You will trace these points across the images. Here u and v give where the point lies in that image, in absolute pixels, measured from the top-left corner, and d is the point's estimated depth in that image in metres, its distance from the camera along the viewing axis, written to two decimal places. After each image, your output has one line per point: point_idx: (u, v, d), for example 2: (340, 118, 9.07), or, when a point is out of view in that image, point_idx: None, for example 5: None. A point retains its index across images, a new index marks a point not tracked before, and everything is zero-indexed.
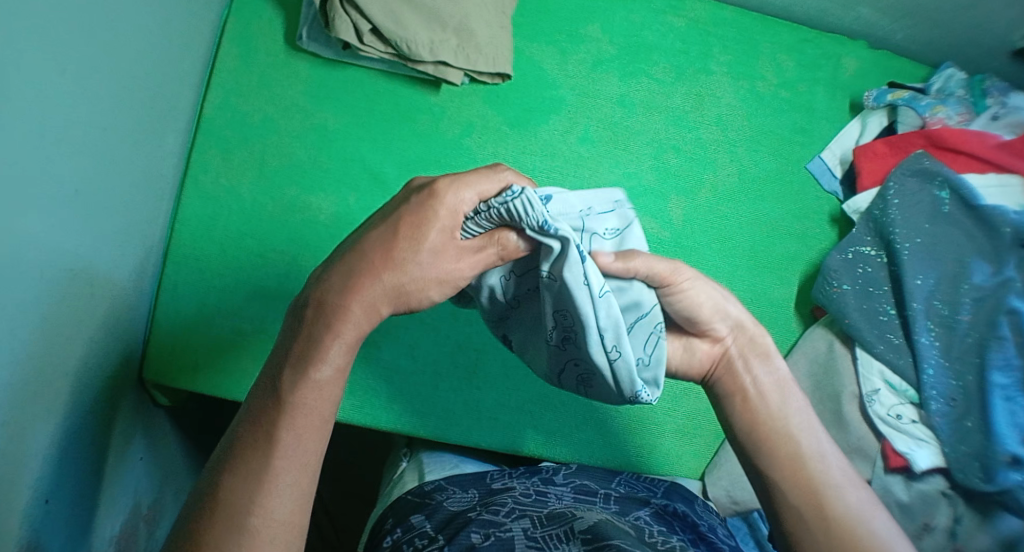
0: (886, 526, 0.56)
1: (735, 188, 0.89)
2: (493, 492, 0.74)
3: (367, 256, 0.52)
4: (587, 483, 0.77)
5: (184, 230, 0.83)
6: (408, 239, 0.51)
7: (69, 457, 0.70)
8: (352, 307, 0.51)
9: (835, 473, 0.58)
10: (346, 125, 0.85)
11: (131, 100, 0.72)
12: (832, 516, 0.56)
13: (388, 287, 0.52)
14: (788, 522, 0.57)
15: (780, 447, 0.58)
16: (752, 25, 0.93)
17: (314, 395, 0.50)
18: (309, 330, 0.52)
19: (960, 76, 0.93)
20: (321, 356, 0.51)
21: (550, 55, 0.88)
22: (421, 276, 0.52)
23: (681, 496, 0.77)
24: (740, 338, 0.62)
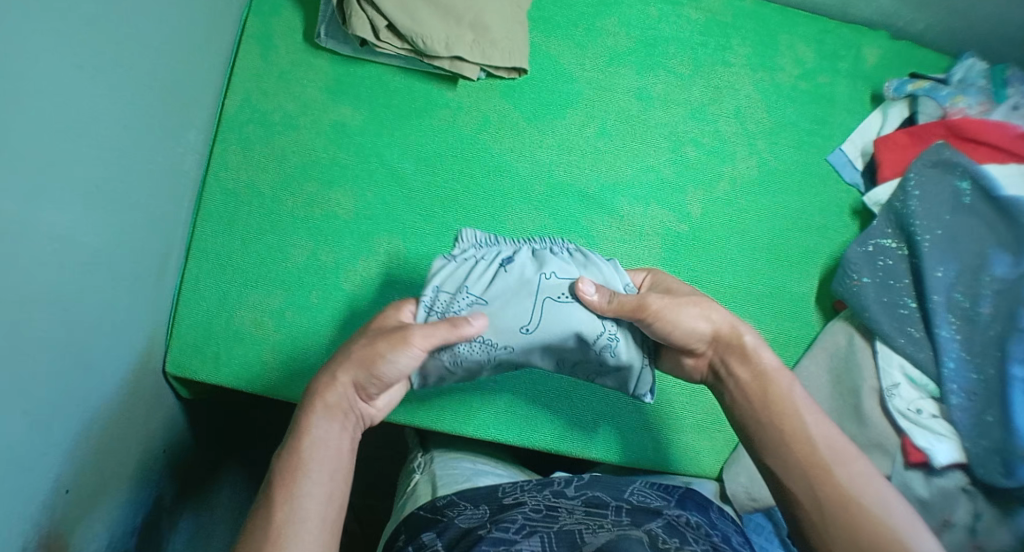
0: (890, 499, 0.58)
1: (754, 181, 0.88)
2: (504, 507, 0.73)
3: (353, 350, 0.62)
4: (599, 496, 0.76)
5: (206, 224, 0.84)
6: (387, 345, 0.61)
7: (95, 448, 0.72)
8: (336, 388, 0.61)
9: (824, 452, 0.60)
10: (364, 120, 0.86)
11: (153, 97, 0.73)
12: (826, 495, 0.58)
13: (369, 377, 0.61)
14: (791, 503, 0.60)
15: (768, 435, 0.62)
16: (772, 17, 0.93)
17: (319, 461, 0.58)
18: (307, 412, 0.60)
19: (980, 66, 0.91)
20: (314, 432, 0.59)
21: (567, 50, 0.88)
22: (393, 356, 0.61)
23: (695, 504, 0.77)
24: (718, 346, 0.67)
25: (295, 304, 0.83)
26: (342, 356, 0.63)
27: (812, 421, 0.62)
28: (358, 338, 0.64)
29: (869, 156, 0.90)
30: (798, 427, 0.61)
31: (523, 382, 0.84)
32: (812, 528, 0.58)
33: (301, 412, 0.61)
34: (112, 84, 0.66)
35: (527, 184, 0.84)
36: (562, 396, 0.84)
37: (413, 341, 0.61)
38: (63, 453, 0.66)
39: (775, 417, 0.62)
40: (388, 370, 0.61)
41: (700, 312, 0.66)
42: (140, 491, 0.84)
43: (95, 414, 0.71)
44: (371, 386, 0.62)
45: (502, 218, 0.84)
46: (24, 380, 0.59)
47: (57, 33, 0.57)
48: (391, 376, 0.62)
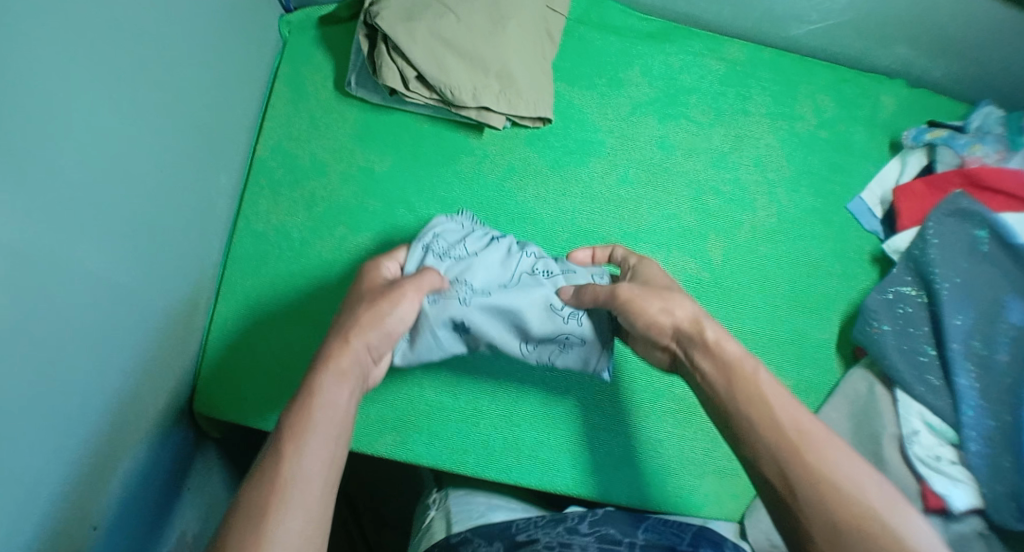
0: (880, 489, 0.52)
1: (775, 228, 0.89)
2: (517, 544, 0.74)
3: (354, 314, 0.64)
4: (612, 531, 0.75)
5: (236, 266, 0.86)
6: (376, 314, 0.64)
7: (122, 487, 0.73)
8: (349, 350, 0.62)
9: (804, 438, 0.54)
10: (392, 167, 0.88)
11: (186, 140, 0.75)
12: (802, 486, 0.52)
13: (377, 335, 0.64)
14: (767, 497, 0.55)
15: (738, 427, 0.57)
16: (791, 66, 0.94)
17: (329, 415, 0.58)
18: (316, 377, 0.60)
19: (996, 113, 0.93)
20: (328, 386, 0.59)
21: (590, 99, 0.90)
22: (399, 313, 0.65)
23: (710, 541, 0.76)
24: (683, 332, 0.64)
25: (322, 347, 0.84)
26: (342, 321, 0.65)
27: (787, 408, 0.56)
28: (361, 306, 0.65)
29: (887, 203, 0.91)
30: (763, 409, 0.57)
31: (547, 427, 0.85)
32: (793, 518, 0.52)
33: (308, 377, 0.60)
34: (143, 129, 0.68)
35: (551, 231, 0.86)
36: (584, 442, 0.85)
37: (409, 292, 0.66)
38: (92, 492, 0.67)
39: (746, 402, 0.58)
40: (393, 326, 0.65)
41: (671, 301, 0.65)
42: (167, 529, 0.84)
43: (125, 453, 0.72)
44: (378, 345, 0.64)
45: None
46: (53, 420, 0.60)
47: (84, 79, 0.59)
48: (397, 330, 0.65)
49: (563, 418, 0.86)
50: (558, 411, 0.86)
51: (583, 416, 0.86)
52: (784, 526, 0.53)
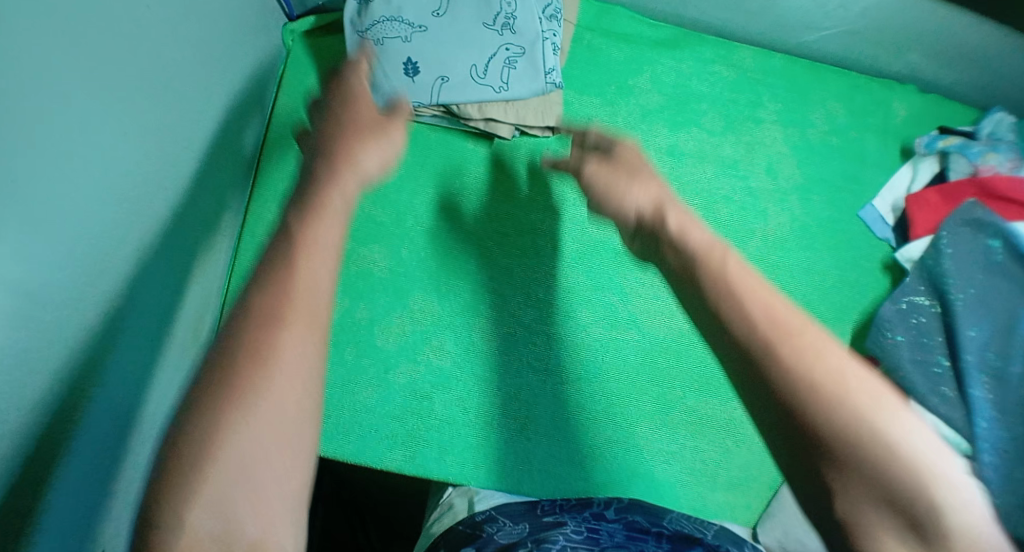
0: (913, 429, 0.40)
1: (788, 237, 0.88)
2: (544, 526, 0.69)
3: (333, 148, 0.57)
4: (639, 520, 0.72)
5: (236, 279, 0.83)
6: (374, 127, 0.60)
7: None
8: (362, 153, 0.57)
9: (802, 337, 0.43)
10: (398, 179, 0.86)
11: (207, 160, 0.73)
12: (808, 379, 0.41)
13: (354, 180, 0.54)
14: (756, 372, 0.43)
15: (717, 306, 0.47)
16: (802, 73, 0.93)
17: (310, 332, 0.44)
18: (291, 213, 0.49)
19: (1008, 120, 0.92)
20: (290, 304, 0.44)
21: (599, 107, 0.87)
22: (387, 113, 0.63)
23: (730, 539, 0.74)
24: (651, 222, 0.59)
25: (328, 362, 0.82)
26: (324, 145, 0.58)
27: (761, 288, 0.47)
28: (333, 99, 0.64)
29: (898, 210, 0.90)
30: (736, 307, 0.46)
31: (556, 441, 0.80)
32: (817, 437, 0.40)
33: (299, 205, 0.50)
34: (173, 153, 0.65)
35: None
36: (594, 455, 0.80)
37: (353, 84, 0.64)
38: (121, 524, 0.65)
39: (719, 289, 0.47)
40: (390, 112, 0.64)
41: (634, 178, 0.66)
42: None
43: None
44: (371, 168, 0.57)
45: (539, 277, 0.85)
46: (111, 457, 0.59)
47: (118, 106, 0.56)
48: (381, 111, 0.64)
49: (572, 430, 0.81)
50: (568, 423, 0.81)
51: (597, 427, 0.81)
52: (820, 511, 0.40)
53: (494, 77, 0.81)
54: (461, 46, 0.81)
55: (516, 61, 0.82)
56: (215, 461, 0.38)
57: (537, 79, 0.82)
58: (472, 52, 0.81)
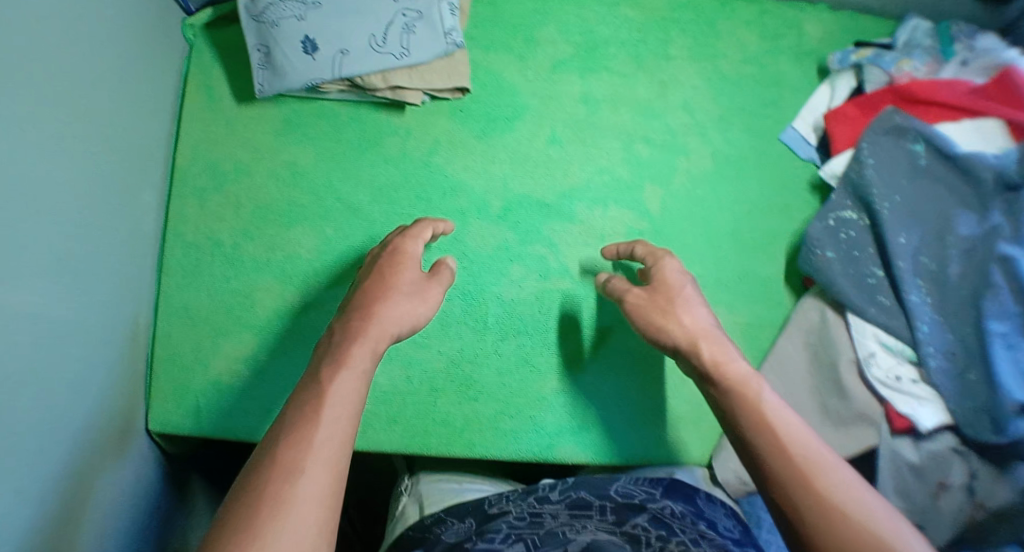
0: (876, 500, 0.59)
1: (710, 170, 0.88)
2: (489, 517, 0.74)
3: (355, 301, 0.67)
4: (583, 495, 0.76)
5: (171, 279, 0.84)
6: (389, 295, 0.67)
7: (94, 512, 0.74)
8: (386, 307, 0.66)
9: (820, 458, 0.61)
10: (315, 159, 0.86)
11: (104, 168, 0.76)
12: (806, 504, 0.58)
13: (383, 335, 0.64)
14: (805, 518, 0.58)
15: (777, 466, 0.61)
16: (709, 4, 0.93)
17: (333, 428, 0.56)
18: (323, 370, 0.60)
19: (925, 26, 0.91)
20: (327, 399, 0.58)
21: (508, 63, 0.88)
22: (416, 246, 0.73)
23: (682, 493, 0.76)
24: (702, 332, 0.70)
25: (270, 349, 0.83)
26: (352, 317, 0.65)
27: (796, 423, 0.63)
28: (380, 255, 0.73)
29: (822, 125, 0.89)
30: (770, 432, 0.62)
31: (506, 398, 0.83)
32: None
33: (315, 375, 0.60)
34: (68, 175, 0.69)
35: (484, 202, 0.85)
36: (543, 407, 0.83)
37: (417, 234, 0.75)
38: (63, 521, 0.69)
39: (756, 418, 0.64)
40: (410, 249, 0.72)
41: (686, 306, 0.72)
42: (152, 549, 0.85)
43: (91, 481, 0.73)
44: (400, 331, 0.67)
45: (465, 239, 0.85)
46: (8, 458, 0.62)
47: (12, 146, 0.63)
48: (410, 247, 0.72)
49: (519, 386, 0.83)
50: (514, 379, 0.83)
51: (542, 377, 0.84)
52: None
53: (394, 45, 0.81)
54: (356, 16, 0.80)
55: (414, 26, 0.81)
56: (259, 542, 0.50)
57: (439, 43, 0.82)
58: (368, 22, 0.80)
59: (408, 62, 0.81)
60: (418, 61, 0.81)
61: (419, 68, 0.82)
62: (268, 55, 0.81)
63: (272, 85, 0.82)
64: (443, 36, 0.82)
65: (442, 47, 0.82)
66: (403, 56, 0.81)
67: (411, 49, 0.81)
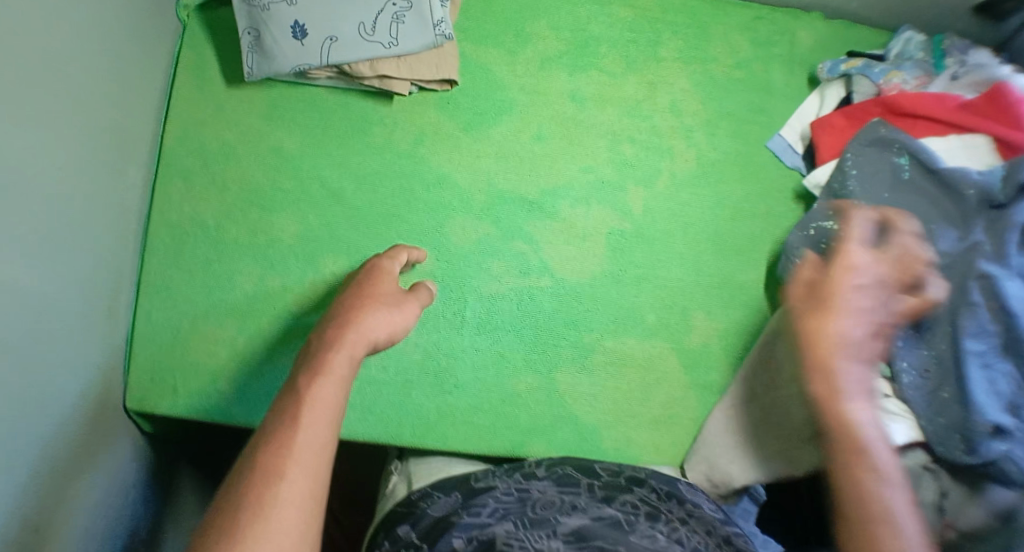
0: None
1: (695, 173, 0.89)
2: (475, 491, 0.75)
3: (334, 308, 0.68)
4: (570, 472, 0.77)
5: (154, 258, 0.85)
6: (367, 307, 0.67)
7: (65, 485, 0.75)
8: (363, 316, 0.67)
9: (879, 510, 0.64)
10: (301, 145, 0.86)
11: (91, 144, 0.76)
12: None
13: (360, 344, 0.64)
14: None
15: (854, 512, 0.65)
16: (702, 7, 0.93)
17: (314, 433, 0.56)
18: (301, 378, 0.60)
19: (918, 38, 0.92)
20: (308, 402, 0.58)
21: (497, 57, 0.88)
22: (393, 267, 0.76)
23: (665, 476, 0.79)
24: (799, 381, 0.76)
25: (248, 332, 0.84)
26: (329, 328, 0.65)
27: (874, 479, 0.66)
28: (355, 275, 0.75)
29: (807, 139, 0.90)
30: (861, 486, 0.66)
31: (480, 392, 0.84)
32: None
33: (295, 381, 0.60)
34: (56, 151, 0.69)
35: (468, 195, 0.86)
36: (517, 403, 0.84)
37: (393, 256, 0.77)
38: (33, 493, 0.69)
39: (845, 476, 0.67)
40: (387, 270, 0.75)
41: (826, 316, 0.73)
42: (125, 525, 0.86)
43: (63, 453, 0.74)
44: (379, 341, 0.67)
45: (446, 231, 0.85)
46: None
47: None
48: (386, 268, 0.75)
49: (493, 381, 0.84)
50: (489, 374, 0.84)
51: (519, 373, 0.84)
52: None
53: (383, 34, 0.81)
54: (347, 3, 0.80)
55: (404, 16, 0.81)
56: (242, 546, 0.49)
57: (427, 33, 0.81)
58: (358, 9, 0.80)
59: (396, 52, 0.81)
60: (406, 52, 0.81)
61: (406, 58, 0.82)
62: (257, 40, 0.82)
63: (259, 68, 0.82)
64: (431, 26, 0.81)
65: (430, 38, 0.82)
66: (390, 45, 0.81)
67: (399, 40, 0.81)
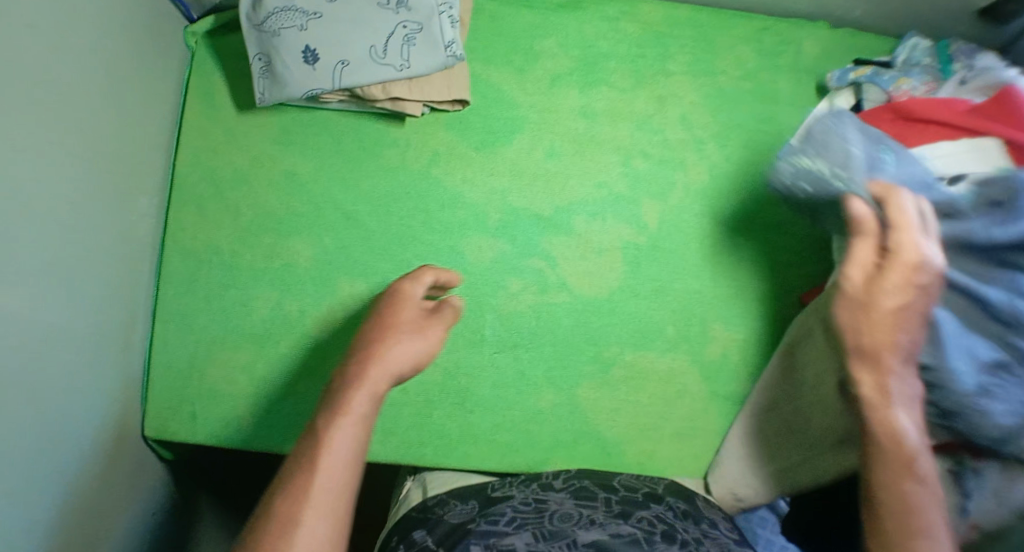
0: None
1: (709, 185, 0.89)
2: (492, 500, 0.74)
3: (361, 338, 0.66)
4: (587, 487, 0.77)
5: (168, 287, 0.84)
6: (390, 338, 0.65)
7: (86, 520, 0.74)
8: (386, 348, 0.64)
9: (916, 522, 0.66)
10: (313, 168, 0.86)
11: (100, 175, 0.76)
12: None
13: (382, 378, 0.62)
14: None
15: (902, 515, 0.67)
16: (708, 20, 0.93)
17: (325, 483, 0.56)
18: (321, 420, 0.60)
19: (924, 44, 0.93)
20: (324, 449, 0.57)
21: (506, 76, 0.89)
22: (415, 286, 0.72)
23: (681, 492, 0.79)
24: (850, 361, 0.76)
25: (266, 358, 0.83)
26: (352, 363, 0.63)
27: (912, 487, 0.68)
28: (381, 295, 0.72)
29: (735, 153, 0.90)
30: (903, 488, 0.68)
31: (500, 410, 0.83)
32: None
33: (315, 424, 0.60)
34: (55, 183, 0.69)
35: (482, 214, 0.85)
36: (538, 419, 0.84)
37: (421, 275, 0.74)
38: (53, 531, 0.68)
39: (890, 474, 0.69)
40: (409, 291, 0.71)
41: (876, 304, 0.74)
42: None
43: (83, 487, 0.74)
44: (403, 375, 0.64)
45: (461, 250, 0.85)
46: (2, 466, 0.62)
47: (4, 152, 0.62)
48: (408, 289, 0.71)
49: (513, 398, 0.84)
50: (509, 392, 0.84)
51: (539, 390, 0.84)
52: None
53: (393, 56, 0.81)
54: (356, 26, 0.80)
55: (414, 38, 0.81)
56: None
57: (438, 54, 0.82)
58: (368, 33, 0.80)
59: (407, 74, 0.81)
60: (417, 73, 0.82)
61: (418, 79, 0.82)
62: (267, 67, 0.82)
63: (271, 95, 0.83)
64: (442, 47, 0.82)
65: (442, 59, 0.82)
66: (401, 68, 0.81)
67: (409, 61, 0.81)
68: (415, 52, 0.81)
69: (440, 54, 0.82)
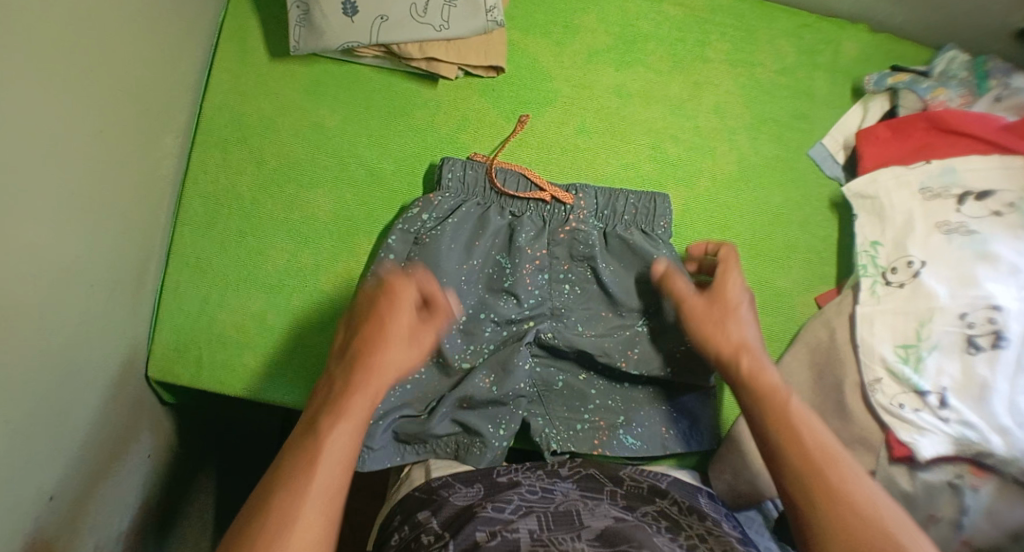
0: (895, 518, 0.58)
1: (735, 176, 0.90)
2: (499, 486, 0.71)
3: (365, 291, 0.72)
4: (593, 476, 0.74)
5: (186, 227, 0.84)
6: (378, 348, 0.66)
7: (81, 451, 0.73)
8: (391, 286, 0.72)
9: (845, 468, 0.61)
10: (343, 122, 0.86)
11: (132, 106, 0.75)
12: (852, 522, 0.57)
13: (373, 381, 0.65)
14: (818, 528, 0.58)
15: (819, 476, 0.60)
16: (750, 11, 0.94)
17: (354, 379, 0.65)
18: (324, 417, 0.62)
19: (962, 58, 0.91)
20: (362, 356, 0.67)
21: (545, 48, 0.89)
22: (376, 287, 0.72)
23: (684, 488, 0.76)
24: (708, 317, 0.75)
25: (276, 307, 0.83)
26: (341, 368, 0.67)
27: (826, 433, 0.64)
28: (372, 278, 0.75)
29: (515, 189, 0.84)
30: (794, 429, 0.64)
31: None
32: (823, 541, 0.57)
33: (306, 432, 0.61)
34: (89, 105, 0.69)
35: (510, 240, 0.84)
36: None
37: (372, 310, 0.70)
38: (45, 456, 0.67)
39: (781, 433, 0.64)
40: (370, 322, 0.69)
41: (735, 318, 0.74)
42: (135, 494, 0.85)
43: (84, 417, 0.73)
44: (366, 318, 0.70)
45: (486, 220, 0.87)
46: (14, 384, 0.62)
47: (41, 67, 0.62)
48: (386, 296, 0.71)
49: None
50: None
51: None
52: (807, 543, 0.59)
53: (432, 15, 0.82)
54: None
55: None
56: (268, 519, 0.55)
57: (476, 18, 0.83)
58: None
59: (443, 34, 0.83)
60: (453, 35, 0.83)
61: (453, 42, 0.84)
62: (305, 11, 0.82)
63: (308, 41, 0.83)
64: (479, 10, 0.83)
65: (479, 23, 0.83)
66: (438, 28, 0.83)
67: (445, 22, 0.83)
68: (452, 14, 0.83)
69: (477, 17, 0.83)
